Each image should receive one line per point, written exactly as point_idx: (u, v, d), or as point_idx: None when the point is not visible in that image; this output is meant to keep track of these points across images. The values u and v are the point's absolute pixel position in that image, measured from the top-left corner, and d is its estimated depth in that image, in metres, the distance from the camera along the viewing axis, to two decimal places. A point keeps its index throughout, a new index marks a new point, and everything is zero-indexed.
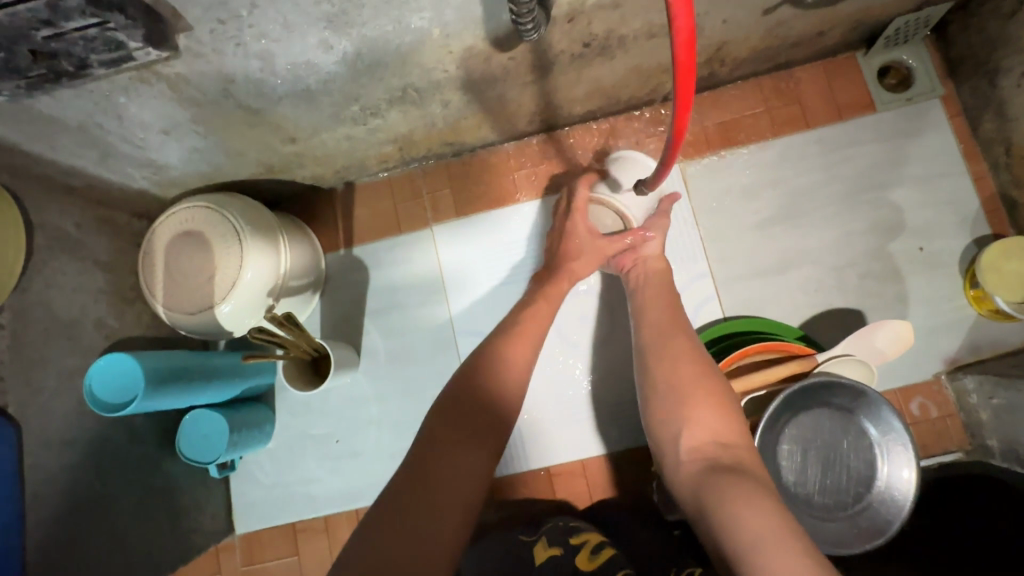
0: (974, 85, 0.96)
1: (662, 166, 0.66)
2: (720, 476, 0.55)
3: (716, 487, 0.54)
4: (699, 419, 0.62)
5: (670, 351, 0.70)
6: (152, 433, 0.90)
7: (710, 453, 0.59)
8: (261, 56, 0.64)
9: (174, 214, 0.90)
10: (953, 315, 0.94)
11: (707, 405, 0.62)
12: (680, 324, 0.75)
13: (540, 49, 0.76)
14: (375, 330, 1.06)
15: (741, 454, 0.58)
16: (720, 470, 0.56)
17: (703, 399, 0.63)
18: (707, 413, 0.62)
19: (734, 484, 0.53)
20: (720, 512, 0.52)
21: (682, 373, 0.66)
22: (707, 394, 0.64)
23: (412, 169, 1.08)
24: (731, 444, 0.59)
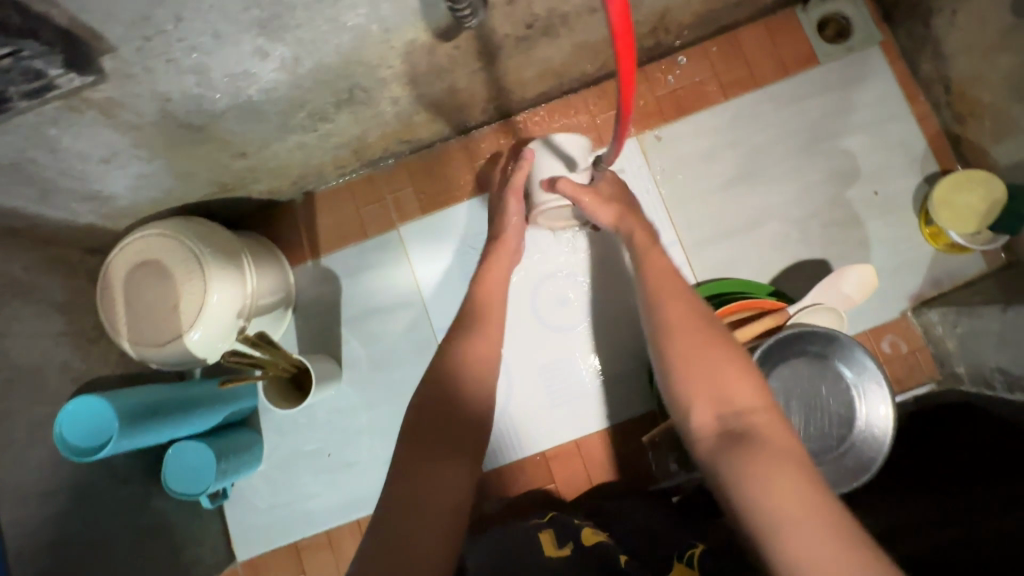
0: (909, 28, 0.98)
1: (617, 138, 0.66)
2: (735, 445, 0.49)
3: (732, 456, 0.48)
4: (714, 384, 0.53)
5: (668, 312, 0.60)
6: (137, 473, 0.88)
7: (725, 415, 0.51)
8: (195, 71, 0.62)
9: (129, 244, 0.87)
10: (913, 253, 0.98)
11: (723, 365, 0.54)
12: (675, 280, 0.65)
13: (483, 35, 0.76)
14: (354, 338, 1.05)
15: (765, 421, 0.50)
16: (734, 434, 0.49)
17: (713, 357, 0.55)
18: (723, 370, 0.53)
19: (756, 455, 0.47)
20: (740, 489, 0.46)
21: (687, 330, 0.57)
22: (717, 352, 0.55)
23: (371, 171, 1.06)
24: (750, 405, 0.51)
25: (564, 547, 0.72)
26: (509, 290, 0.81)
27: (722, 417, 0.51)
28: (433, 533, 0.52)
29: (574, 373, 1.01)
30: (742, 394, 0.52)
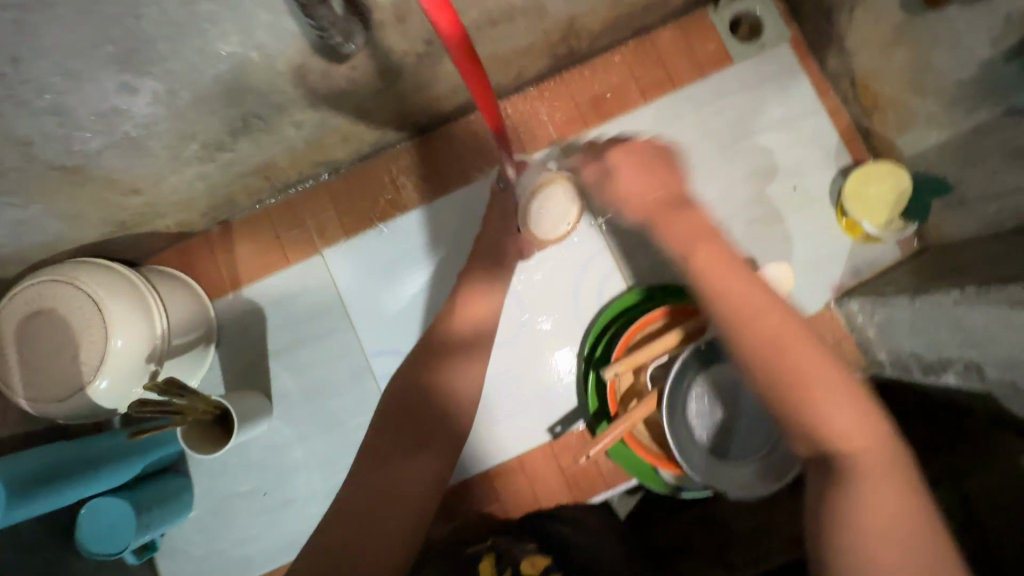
0: (814, 25, 1.00)
1: (500, 140, 0.82)
2: (847, 489, 0.51)
3: (834, 501, 0.51)
4: (828, 424, 0.53)
5: (753, 320, 0.58)
6: (47, 538, 0.82)
7: (822, 456, 0.54)
8: (54, 112, 0.57)
9: (18, 294, 0.81)
10: (833, 245, 1.00)
11: (829, 404, 0.54)
12: (736, 274, 0.61)
13: (380, 54, 0.73)
14: (283, 371, 1.01)
15: (868, 460, 0.52)
16: (841, 479, 0.52)
17: (827, 391, 0.54)
18: (837, 409, 0.53)
19: (863, 502, 0.50)
20: (836, 525, 0.50)
21: (776, 360, 0.55)
22: (820, 375, 0.55)
23: (289, 195, 1.02)
24: (868, 448, 0.53)
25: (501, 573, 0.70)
26: None
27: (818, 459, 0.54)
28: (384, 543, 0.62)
29: (512, 390, 0.99)
30: (860, 433, 0.53)
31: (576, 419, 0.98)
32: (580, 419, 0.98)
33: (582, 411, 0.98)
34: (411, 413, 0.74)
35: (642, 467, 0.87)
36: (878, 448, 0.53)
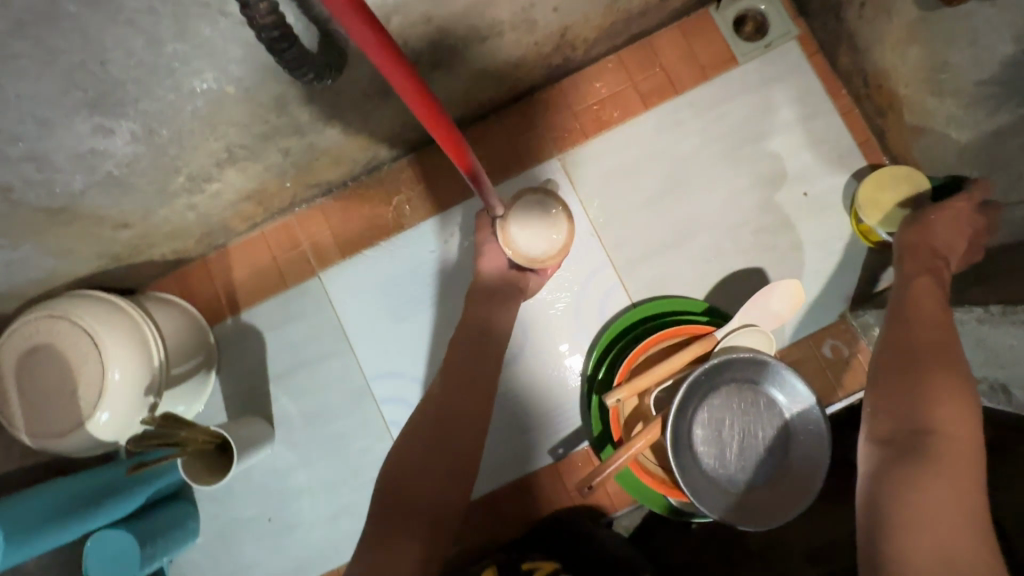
0: (824, 21, 0.95)
1: (477, 182, 0.67)
2: (916, 462, 0.53)
3: (905, 469, 0.53)
4: (933, 416, 0.56)
5: (930, 338, 0.64)
6: (54, 570, 0.82)
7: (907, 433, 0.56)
8: (30, 158, 0.56)
9: (18, 330, 0.81)
10: (847, 253, 0.96)
11: (939, 403, 0.57)
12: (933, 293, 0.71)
13: (364, 78, 0.71)
14: (284, 395, 1.00)
15: (952, 446, 0.54)
16: (919, 454, 0.53)
17: (938, 385, 0.58)
18: (939, 406, 0.56)
19: (932, 475, 0.51)
20: (895, 491, 0.52)
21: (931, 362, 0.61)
22: (947, 389, 0.58)
23: (285, 217, 1.01)
24: (953, 438, 0.54)
25: None
26: None
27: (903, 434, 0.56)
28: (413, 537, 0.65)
29: (515, 411, 0.97)
30: (957, 429, 0.55)
31: (580, 439, 0.96)
32: (585, 439, 0.95)
33: (586, 432, 0.95)
34: (433, 445, 0.72)
35: (648, 491, 0.85)
36: (970, 442, 0.54)
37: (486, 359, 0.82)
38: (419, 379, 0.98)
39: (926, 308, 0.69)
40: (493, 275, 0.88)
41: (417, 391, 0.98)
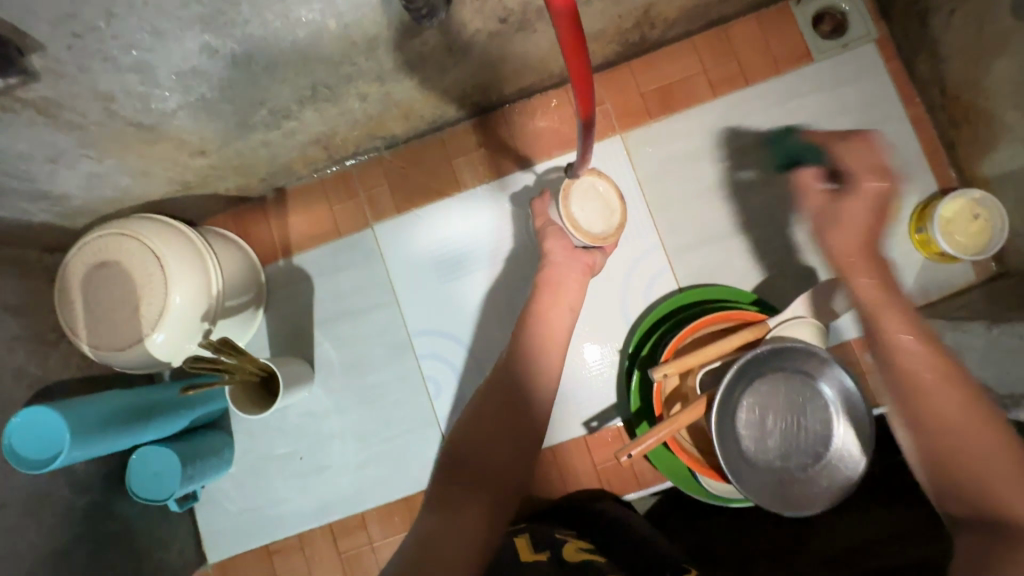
0: (905, 26, 0.94)
1: (585, 135, 0.60)
2: (1009, 548, 0.52)
3: (999, 566, 0.51)
4: (1002, 496, 0.55)
5: (937, 391, 0.62)
6: (98, 479, 0.85)
7: (986, 520, 0.55)
8: (137, 69, 0.58)
9: (88, 244, 0.83)
10: (902, 262, 0.95)
11: (1000, 478, 0.56)
12: (904, 318, 0.68)
13: (453, 30, 0.72)
14: (327, 340, 1.02)
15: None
16: (1007, 546, 0.52)
17: (979, 443, 0.58)
18: (1001, 483, 0.55)
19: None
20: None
21: (962, 422, 0.59)
22: (1007, 461, 0.56)
23: (345, 167, 1.02)
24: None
25: (541, 552, 0.76)
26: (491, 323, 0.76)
27: (983, 523, 0.55)
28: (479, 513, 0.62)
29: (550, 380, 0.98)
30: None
31: (612, 416, 0.97)
32: (618, 416, 0.97)
33: (619, 409, 0.97)
34: (502, 419, 0.70)
35: (679, 471, 0.86)
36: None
37: (555, 339, 0.78)
38: (460, 340, 1.00)
39: (906, 342, 0.66)
40: (560, 256, 0.84)
41: (457, 351, 1.00)
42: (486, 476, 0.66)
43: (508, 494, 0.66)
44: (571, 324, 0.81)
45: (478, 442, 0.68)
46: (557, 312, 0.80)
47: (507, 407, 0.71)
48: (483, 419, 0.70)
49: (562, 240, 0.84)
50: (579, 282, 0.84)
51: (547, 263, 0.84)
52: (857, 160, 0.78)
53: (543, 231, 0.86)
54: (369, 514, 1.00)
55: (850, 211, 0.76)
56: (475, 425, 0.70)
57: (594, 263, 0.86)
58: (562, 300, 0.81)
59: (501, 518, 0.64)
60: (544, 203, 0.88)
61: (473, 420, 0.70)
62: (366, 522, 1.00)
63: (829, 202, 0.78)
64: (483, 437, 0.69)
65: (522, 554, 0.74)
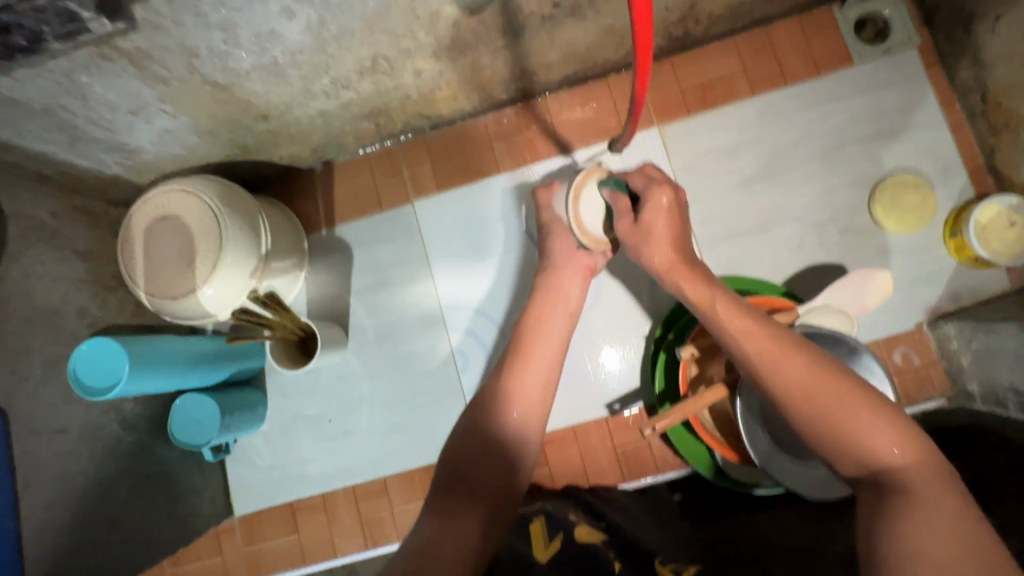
0: (948, 33, 0.95)
1: (641, 76, 0.59)
2: (898, 504, 0.49)
3: (893, 521, 0.48)
4: (872, 440, 0.54)
5: (781, 363, 0.61)
6: (145, 422, 0.90)
7: (870, 476, 0.53)
8: (223, 27, 0.64)
9: (153, 198, 0.88)
10: (935, 265, 0.96)
11: (865, 421, 0.54)
12: (737, 306, 0.69)
13: (508, 11, 0.76)
14: (362, 308, 1.06)
15: (911, 472, 0.51)
16: (896, 499, 0.50)
17: (848, 405, 0.56)
18: (872, 427, 0.54)
19: (924, 524, 0.46)
20: (879, 548, 0.48)
21: (812, 389, 0.58)
22: (857, 407, 0.55)
23: (391, 145, 1.07)
24: (912, 465, 0.52)
25: (554, 540, 0.75)
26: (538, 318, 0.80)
27: (869, 478, 0.53)
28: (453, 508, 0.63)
29: (577, 361, 1.01)
30: (908, 450, 0.53)
31: (635, 400, 0.99)
32: (640, 400, 0.99)
33: (643, 392, 0.99)
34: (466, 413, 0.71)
35: (699, 451, 0.90)
36: (912, 454, 0.52)
37: (550, 335, 0.78)
38: (492, 316, 1.03)
39: (744, 324, 0.66)
40: (561, 257, 0.85)
41: (487, 327, 1.03)
42: (479, 490, 0.66)
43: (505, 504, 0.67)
44: (569, 328, 0.81)
45: (468, 462, 0.68)
46: (553, 320, 0.80)
47: (484, 426, 0.71)
48: (465, 442, 0.69)
49: (567, 241, 0.86)
50: (579, 285, 0.84)
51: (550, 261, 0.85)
52: (643, 182, 0.81)
53: (547, 226, 0.88)
54: (391, 479, 1.03)
55: (658, 229, 0.78)
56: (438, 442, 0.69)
57: (595, 264, 0.86)
58: (559, 307, 0.81)
59: (494, 527, 0.64)
60: (549, 194, 0.89)
61: (453, 445, 0.70)
62: (388, 487, 1.03)
63: (638, 222, 0.79)
64: (473, 453, 0.68)
65: (535, 550, 0.72)
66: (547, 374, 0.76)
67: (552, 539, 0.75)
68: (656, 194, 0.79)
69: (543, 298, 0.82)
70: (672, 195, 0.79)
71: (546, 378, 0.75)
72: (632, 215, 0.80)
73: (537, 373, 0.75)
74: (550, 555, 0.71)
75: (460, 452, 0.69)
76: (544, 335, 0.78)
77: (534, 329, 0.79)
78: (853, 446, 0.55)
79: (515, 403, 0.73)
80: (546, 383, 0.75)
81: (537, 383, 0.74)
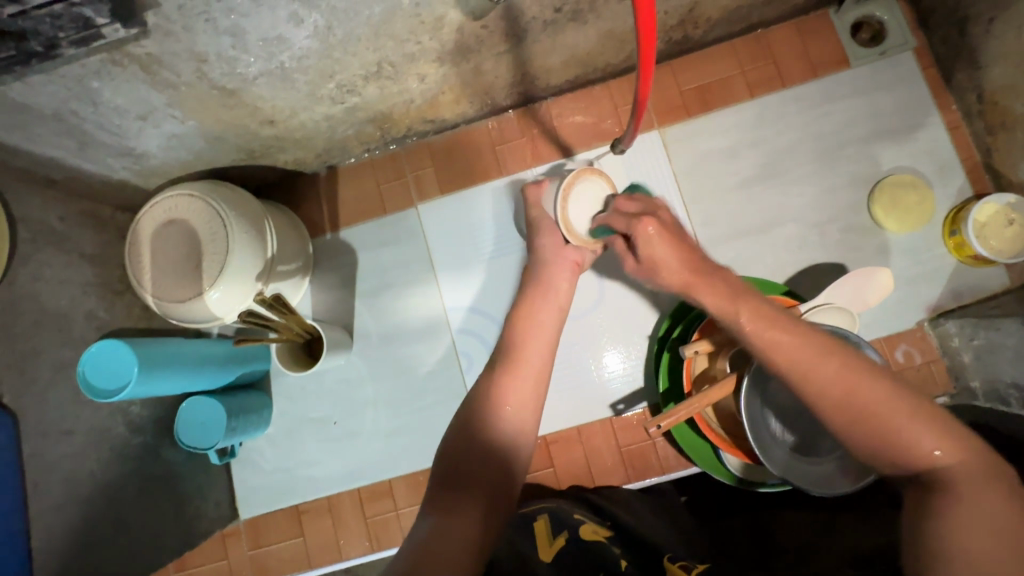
0: (943, 35, 0.96)
1: (643, 78, 0.61)
2: (947, 507, 0.50)
3: (943, 525, 0.49)
4: (916, 442, 0.54)
5: (814, 369, 0.60)
6: (151, 425, 0.90)
7: (915, 477, 0.54)
8: (232, 33, 0.65)
9: (160, 203, 0.89)
10: (934, 263, 0.96)
11: (907, 423, 0.55)
12: (760, 312, 0.68)
13: (511, 15, 0.77)
14: (367, 311, 1.07)
15: (954, 471, 0.52)
16: (944, 501, 0.50)
17: (890, 408, 0.56)
18: (913, 428, 0.55)
19: (973, 524, 0.47)
20: (932, 552, 0.48)
21: (851, 393, 0.58)
22: (898, 410, 0.56)
23: (393, 150, 1.08)
24: (956, 464, 0.53)
25: (559, 536, 0.75)
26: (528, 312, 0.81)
27: (915, 479, 0.54)
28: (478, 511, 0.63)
29: (580, 362, 1.02)
30: (951, 449, 0.53)
31: (638, 400, 1.00)
32: (643, 400, 0.99)
33: (646, 393, 0.99)
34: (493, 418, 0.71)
35: (703, 450, 0.90)
36: (957, 453, 0.53)
37: (539, 329, 0.80)
38: (494, 318, 1.03)
39: (773, 334, 0.64)
40: (549, 252, 0.86)
41: (490, 328, 1.03)
42: (475, 482, 0.66)
43: (501, 496, 0.66)
44: (558, 321, 0.82)
45: (463, 465, 0.67)
46: (543, 313, 0.81)
47: (480, 420, 0.71)
48: (462, 449, 0.69)
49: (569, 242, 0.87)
50: (567, 279, 0.85)
51: (552, 262, 0.85)
52: (621, 223, 0.79)
53: (536, 223, 0.89)
54: (396, 481, 1.03)
55: (659, 258, 0.76)
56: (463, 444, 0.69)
57: (582, 260, 0.87)
58: (548, 300, 0.83)
59: (493, 521, 0.64)
60: (538, 190, 0.91)
61: (452, 440, 0.70)
62: (392, 490, 1.03)
63: (638, 259, 0.80)
64: (469, 447, 0.69)
65: (539, 547, 0.73)
66: (533, 362, 0.77)
67: (557, 536, 0.75)
68: (641, 226, 0.77)
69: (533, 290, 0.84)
70: (655, 220, 0.77)
71: (535, 368, 0.76)
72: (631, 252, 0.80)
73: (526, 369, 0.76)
74: (554, 553, 0.71)
75: (460, 447, 0.69)
76: (538, 331, 0.80)
77: (526, 324, 0.80)
78: (897, 448, 0.55)
79: (508, 398, 0.73)
80: (536, 372, 0.76)
81: (531, 378, 0.75)
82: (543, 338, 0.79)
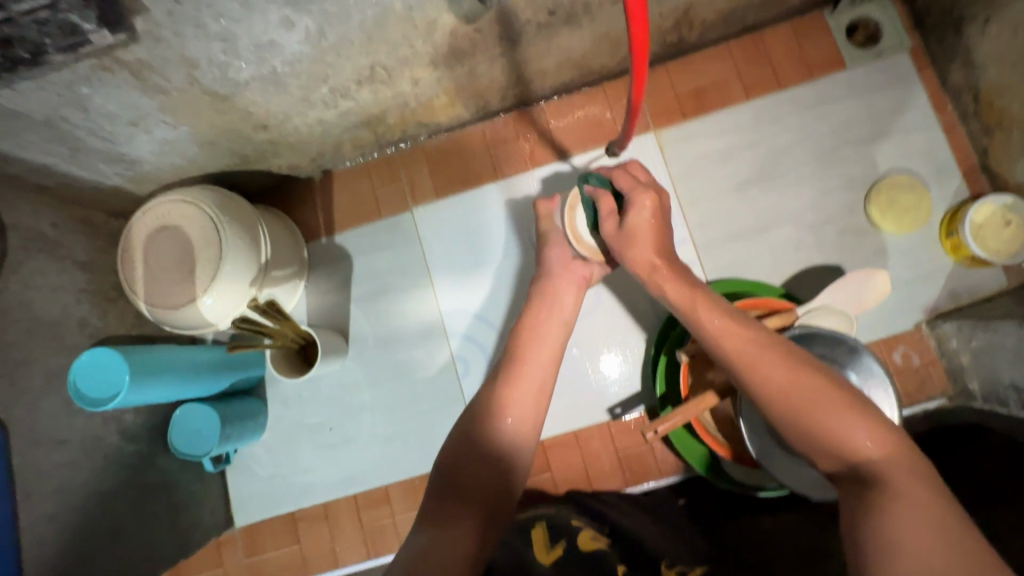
0: (940, 36, 0.96)
1: (638, 81, 0.60)
2: (877, 492, 0.49)
3: (870, 510, 0.48)
4: (850, 435, 0.54)
5: (757, 363, 0.62)
6: (145, 433, 0.89)
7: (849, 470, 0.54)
8: (223, 38, 0.64)
9: (152, 209, 0.88)
10: (932, 265, 0.96)
11: (839, 416, 0.55)
12: (715, 307, 0.70)
13: (505, 18, 0.77)
14: (362, 316, 1.06)
15: (886, 464, 0.51)
16: (873, 490, 0.50)
17: (823, 403, 0.56)
18: (847, 422, 0.55)
19: (899, 511, 0.47)
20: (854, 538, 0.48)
21: (789, 388, 0.59)
22: (835, 404, 0.56)
23: (389, 154, 1.08)
24: (889, 458, 0.52)
25: (558, 544, 0.74)
26: (533, 326, 0.80)
27: (849, 472, 0.53)
28: (471, 521, 0.61)
29: (578, 366, 1.01)
30: (886, 444, 0.53)
31: (636, 403, 0.99)
32: (641, 404, 0.99)
33: (644, 396, 0.99)
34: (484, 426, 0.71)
35: (699, 453, 0.89)
36: (892, 448, 0.52)
37: (538, 343, 0.79)
38: (493, 323, 1.03)
39: (722, 327, 0.67)
40: (556, 266, 0.87)
41: (487, 333, 1.03)
42: (475, 494, 0.65)
43: (503, 509, 0.66)
44: (563, 335, 0.81)
45: (457, 472, 0.67)
46: (545, 326, 0.81)
47: (478, 428, 0.71)
48: (457, 450, 0.69)
49: (561, 251, 0.88)
50: (574, 293, 0.84)
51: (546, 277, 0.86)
52: (628, 183, 0.81)
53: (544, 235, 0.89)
54: (393, 488, 1.02)
55: (640, 236, 0.79)
56: (458, 456, 0.68)
57: (591, 275, 0.87)
58: (553, 314, 0.82)
59: (492, 533, 0.63)
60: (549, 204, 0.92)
61: (450, 447, 0.70)
62: (389, 496, 1.02)
63: (620, 225, 0.80)
64: (469, 459, 0.68)
65: (539, 556, 0.71)
66: (535, 372, 0.76)
67: (555, 544, 0.74)
68: (641, 197, 0.79)
69: (534, 301, 0.83)
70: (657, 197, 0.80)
71: (539, 386, 0.75)
72: (616, 219, 0.81)
73: (527, 385, 0.75)
74: (553, 560, 0.70)
75: (457, 454, 0.69)
76: (536, 345, 0.78)
77: (529, 335, 0.80)
78: (831, 439, 0.55)
79: (509, 408, 0.73)
80: (536, 387, 0.75)
81: (533, 390, 0.75)
82: (542, 351, 0.78)
